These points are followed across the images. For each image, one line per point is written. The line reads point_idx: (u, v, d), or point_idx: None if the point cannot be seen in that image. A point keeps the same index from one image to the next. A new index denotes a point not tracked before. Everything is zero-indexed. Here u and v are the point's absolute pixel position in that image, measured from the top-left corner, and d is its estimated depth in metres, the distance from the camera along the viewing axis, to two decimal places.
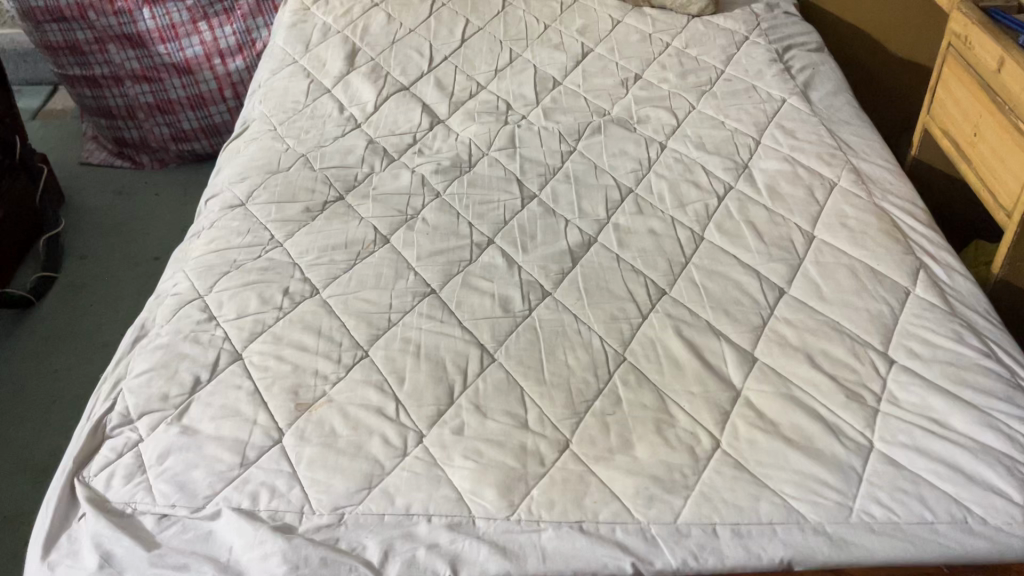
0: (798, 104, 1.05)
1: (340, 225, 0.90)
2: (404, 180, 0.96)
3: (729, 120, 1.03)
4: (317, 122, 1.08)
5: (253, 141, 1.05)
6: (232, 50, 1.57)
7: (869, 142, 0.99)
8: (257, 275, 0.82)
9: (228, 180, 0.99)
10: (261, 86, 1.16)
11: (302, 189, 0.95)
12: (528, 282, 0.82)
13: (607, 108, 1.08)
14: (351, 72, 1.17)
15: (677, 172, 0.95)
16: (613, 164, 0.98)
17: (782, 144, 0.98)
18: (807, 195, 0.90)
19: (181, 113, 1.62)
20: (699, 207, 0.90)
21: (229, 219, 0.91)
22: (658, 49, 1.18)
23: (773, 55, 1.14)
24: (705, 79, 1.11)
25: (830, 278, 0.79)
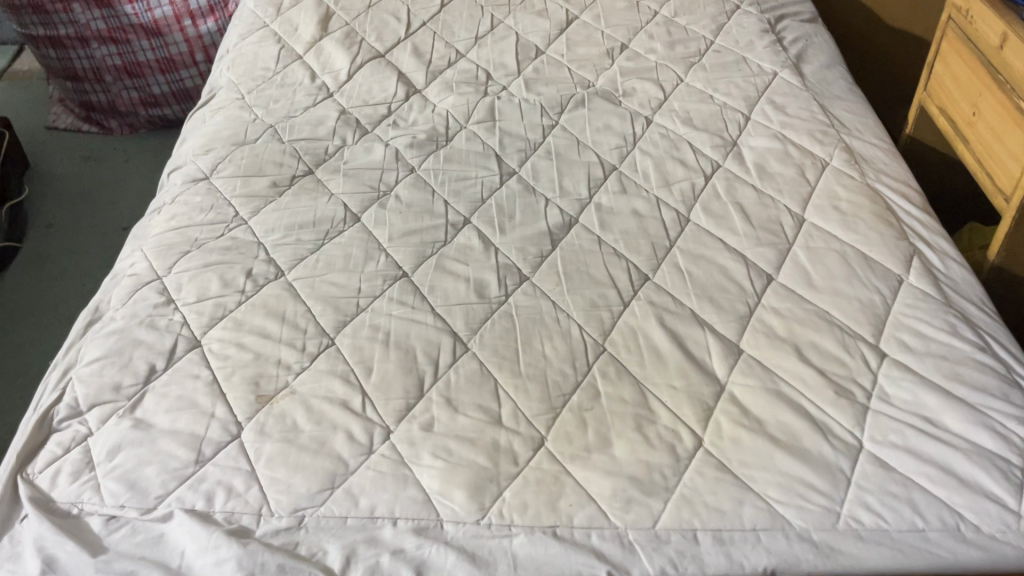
0: (790, 78, 1.00)
1: (309, 201, 0.85)
2: (377, 154, 0.92)
3: (718, 94, 0.99)
4: (288, 90, 1.02)
5: (219, 111, 1.00)
6: (203, 11, 1.51)
7: (863, 119, 0.95)
8: (218, 255, 0.78)
9: (191, 152, 0.94)
10: (229, 51, 1.11)
11: (269, 163, 0.90)
12: (505, 265, 0.78)
13: (592, 79, 1.03)
14: (325, 38, 1.11)
15: (663, 149, 0.91)
16: (596, 140, 0.94)
17: (772, 120, 0.94)
18: (798, 175, 0.86)
19: (151, 77, 1.56)
20: (685, 187, 0.86)
21: (191, 195, 0.87)
22: (646, 18, 1.13)
23: (765, 25, 1.09)
24: (694, 50, 1.06)
25: (820, 265, 0.76)
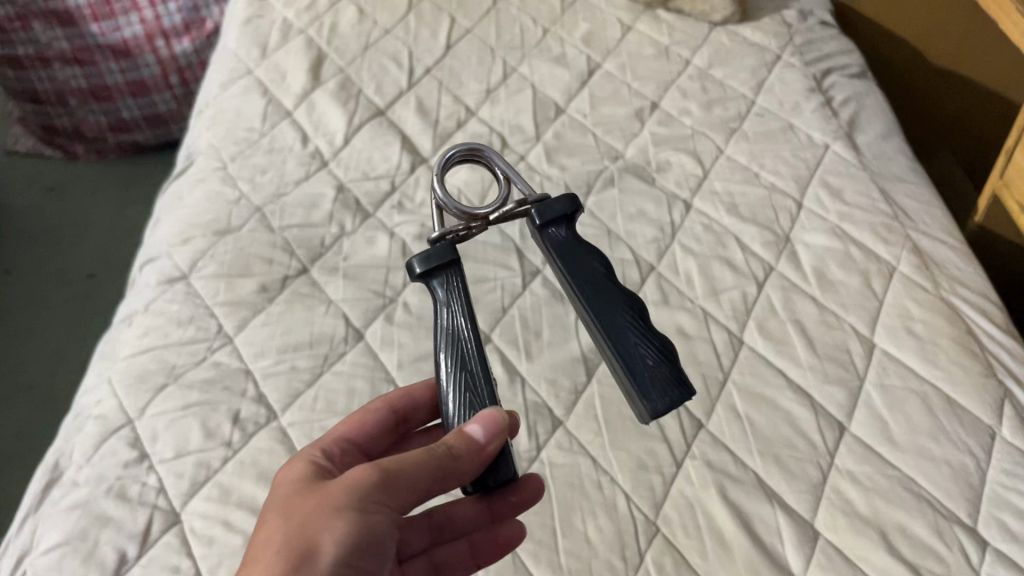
0: (844, 153, 0.89)
1: (303, 312, 0.74)
2: (381, 248, 0.80)
3: (764, 172, 0.88)
4: (276, 159, 0.90)
5: (198, 185, 0.88)
6: (178, 30, 1.38)
7: (929, 206, 0.84)
8: (199, 392, 0.67)
9: (166, 240, 0.82)
10: (209, 105, 0.98)
11: (256, 259, 0.79)
12: (534, 405, 0.67)
13: (620, 149, 0.92)
14: (316, 89, 0.99)
15: (707, 244, 0.80)
16: (630, 229, 0.83)
17: (827, 209, 0.83)
18: (863, 285, 0.76)
19: (120, 101, 1.43)
20: (735, 298, 0.75)
21: (166, 301, 0.75)
22: (677, 68, 1.02)
23: (811, 83, 0.98)
24: (733, 113, 0.95)
25: (898, 410, 0.66)
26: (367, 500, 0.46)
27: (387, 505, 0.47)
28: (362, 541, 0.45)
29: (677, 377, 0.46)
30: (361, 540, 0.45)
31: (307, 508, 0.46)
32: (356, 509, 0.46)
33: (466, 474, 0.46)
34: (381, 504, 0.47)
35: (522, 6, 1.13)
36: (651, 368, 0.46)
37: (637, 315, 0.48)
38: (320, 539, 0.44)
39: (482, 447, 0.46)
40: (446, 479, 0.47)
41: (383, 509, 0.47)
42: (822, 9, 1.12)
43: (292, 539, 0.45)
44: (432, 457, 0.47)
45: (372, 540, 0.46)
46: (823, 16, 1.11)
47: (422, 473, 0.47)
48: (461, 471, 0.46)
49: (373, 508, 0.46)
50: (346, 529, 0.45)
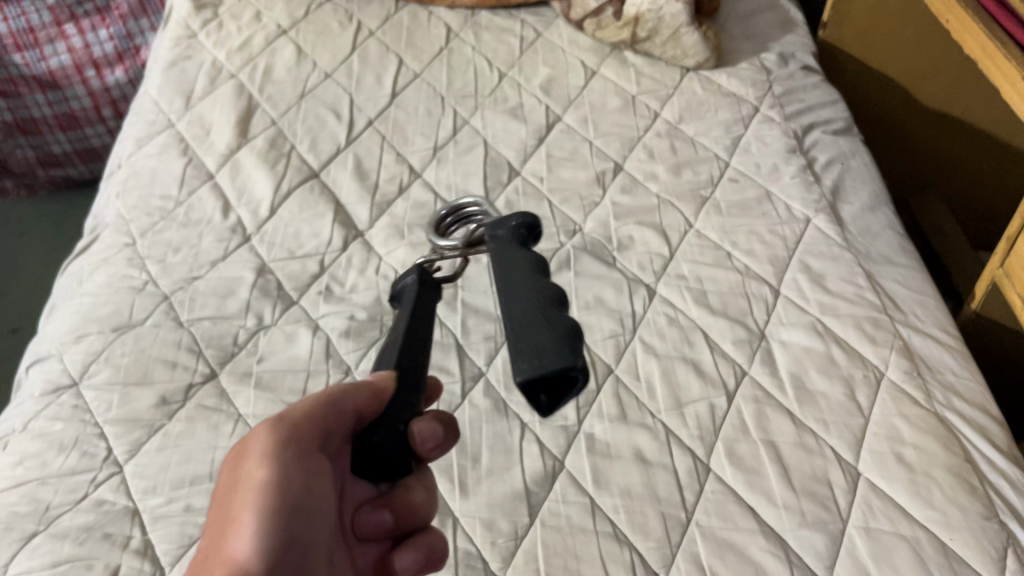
0: (827, 228, 0.80)
1: (206, 432, 0.65)
2: (302, 347, 0.71)
3: (738, 251, 0.79)
4: (191, 234, 0.80)
5: (101, 266, 0.78)
6: (110, 58, 1.28)
7: (921, 293, 0.75)
8: (73, 544, 0.57)
9: (57, 336, 0.72)
10: (122, 165, 0.88)
11: (157, 363, 0.69)
12: (466, 555, 0.58)
13: (578, 221, 0.83)
14: (242, 147, 0.89)
15: (672, 342, 0.71)
16: (586, 321, 0.73)
17: (807, 299, 0.74)
18: (846, 396, 0.67)
19: (49, 136, 1.33)
20: (702, 411, 0.66)
21: (49, 418, 0.66)
22: (643, 122, 0.93)
23: (791, 142, 0.89)
24: (705, 178, 0.86)
25: (886, 563, 0.57)
26: (269, 453, 0.43)
27: (291, 447, 0.44)
28: (277, 488, 0.42)
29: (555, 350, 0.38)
30: (278, 489, 0.42)
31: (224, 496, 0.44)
32: (259, 466, 0.43)
33: (356, 397, 0.44)
34: (285, 446, 0.44)
35: (478, 48, 1.04)
36: (533, 341, 0.38)
37: (547, 298, 0.41)
38: (239, 510, 0.42)
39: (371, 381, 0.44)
40: (332, 405, 0.44)
41: (288, 452, 0.44)
42: (804, 52, 1.03)
43: (218, 521, 0.42)
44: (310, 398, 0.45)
45: (286, 488, 0.43)
46: (805, 60, 1.02)
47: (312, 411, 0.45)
48: (345, 395, 0.44)
49: (274, 458, 0.43)
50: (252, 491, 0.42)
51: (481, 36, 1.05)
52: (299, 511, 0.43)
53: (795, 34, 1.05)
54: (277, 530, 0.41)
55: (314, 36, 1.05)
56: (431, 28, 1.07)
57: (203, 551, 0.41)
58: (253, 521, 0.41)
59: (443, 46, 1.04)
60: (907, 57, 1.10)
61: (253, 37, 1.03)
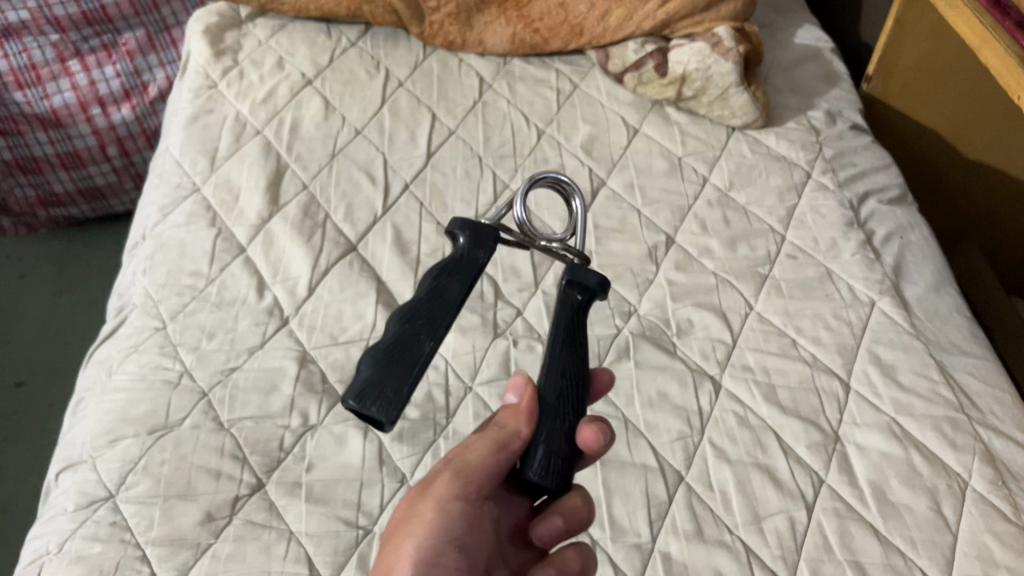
0: (894, 313, 0.77)
1: (258, 554, 0.61)
2: (353, 452, 0.67)
3: (803, 338, 0.75)
4: (225, 316, 0.76)
5: (131, 356, 0.73)
6: (116, 96, 1.22)
7: (996, 388, 0.73)
8: None
9: (88, 438, 0.67)
10: (147, 237, 0.83)
11: (200, 472, 0.65)
12: None
13: (633, 302, 0.78)
14: (274, 216, 0.84)
15: (744, 445, 0.68)
16: (652, 420, 0.69)
17: (881, 396, 0.71)
18: (932, 510, 0.64)
19: (50, 174, 1.27)
20: (782, 527, 0.63)
21: (86, 538, 0.61)
22: (693, 188, 0.89)
23: (848, 215, 0.86)
24: (761, 253, 0.82)
25: None
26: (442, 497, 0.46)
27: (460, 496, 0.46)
28: (440, 530, 0.46)
29: (392, 394, 0.43)
30: (443, 531, 0.46)
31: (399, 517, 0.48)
32: (428, 511, 0.46)
33: (522, 431, 0.46)
34: (454, 497, 0.46)
35: (513, 100, 0.99)
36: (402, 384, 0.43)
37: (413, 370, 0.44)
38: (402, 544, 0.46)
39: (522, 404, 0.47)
40: (506, 449, 0.46)
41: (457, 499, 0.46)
42: (851, 108, 1.00)
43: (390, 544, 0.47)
44: (488, 438, 0.46)
45: (449, 533, 0.46)
46: (852, 118, 0.99)
47: (484, 457, 0.46)
48: (516, 431, 0.46)
49: (448, 503, 0.46)
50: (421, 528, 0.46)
51: (515, 87, 1.01)
52: (460, 548, 0.46)
53: (840, 89, 1.02)
54: (436, 569, 0.45)
55: (341, 85, 0.98)
56: (463, 77, 1.01)
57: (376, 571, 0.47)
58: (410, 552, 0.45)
59: (477, 97, 0.99)
60: (933, 107, 1.07)
61: (276, 85, 0.97)
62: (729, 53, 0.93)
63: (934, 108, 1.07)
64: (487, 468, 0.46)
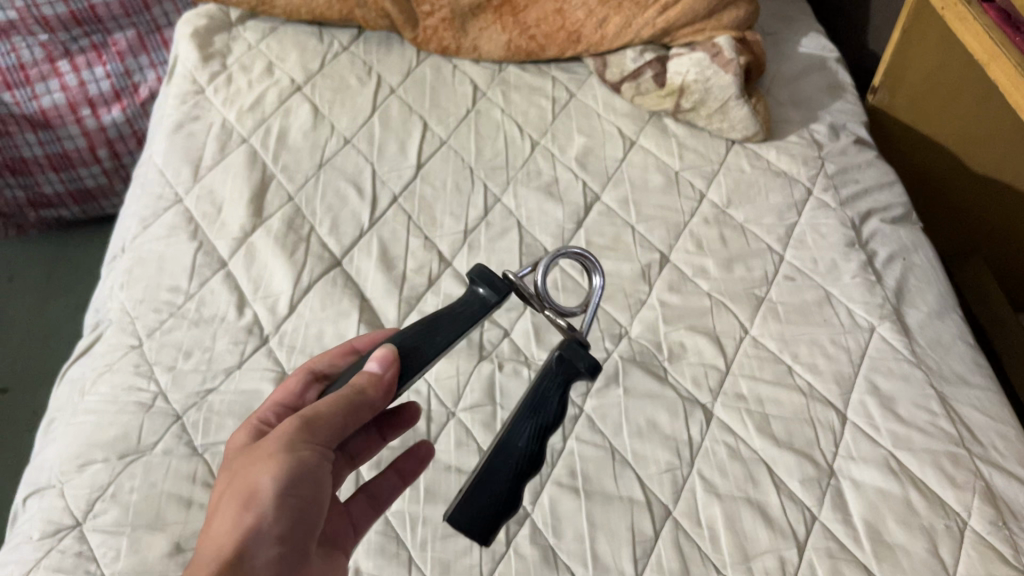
0: (895, 340, 0.74)
1: None
2: None
3: (799, 365, 0.73)
4: (203, 334, 0.74)
5: (105, 375, 0.71)
6: (106, 97, 1.19)
7: (999, 421, 0.70)
8: None
9: (57, 463, 0.66)
10: (126, 250, 0.81)
11: (170, 500, 0.62)
12: None
13: (624, 324, 0.76)
14: (258, 229, 0.82)
15: (735, 479, 0.65)
16: (640, 451, 0.67)
17: (878, 428, 0.68)
18: (929, 552, 0.62)
19: (40, 175, 1.25)
20: (772, 567, 0.61)
21: (50, 570, 0.59)
22: (689, 205, 0.86)
23: (850, 235, 0.83)
24: (759, 274, 0.80)
25: None
26: (295, 441, 0.46)
27: (313, 444, 0.47)
28: (298, 472, 0.45)
29: (493, 521, 0.45)
30: (300, 475, 0.45)
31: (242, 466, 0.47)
32: (283, 451, 0.45)
33: (373, 395, 0.48)
34: (305, 440, 0.46)
35: (507, 109, 0.96)
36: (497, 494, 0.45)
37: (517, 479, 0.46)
38: (256, 479, 0.44)
39: (383, 374, 0.49)
40: (357, 406, 0.48)
41: (310, 445, 0.46)
42: (855, 121, 0.97)
43: (237, 491, 0.45)
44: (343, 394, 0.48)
45: (304, 477, 0.46)
46: (857, 132, 0.96)
47: (334, 410, 0.48)
48: (370, 392, 0.48)
49: (300, 446, 0.46)
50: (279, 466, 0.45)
51: (509, 96, 0.98)
52: (309, 500, 0.46)
53: (844, 101, 0.99)
54: (287, 509, 0.45)
55: (331, 92, 0.96)
56: (456, 85, 0.99)
57: (223, 513, 0.44)
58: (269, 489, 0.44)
59: (471, 105, 0.97)
60: (942, 118, 1.03)
61: (265, 92, 0.95)
62: (729, 64, 0.90)
63: (944, 120, 1.03)
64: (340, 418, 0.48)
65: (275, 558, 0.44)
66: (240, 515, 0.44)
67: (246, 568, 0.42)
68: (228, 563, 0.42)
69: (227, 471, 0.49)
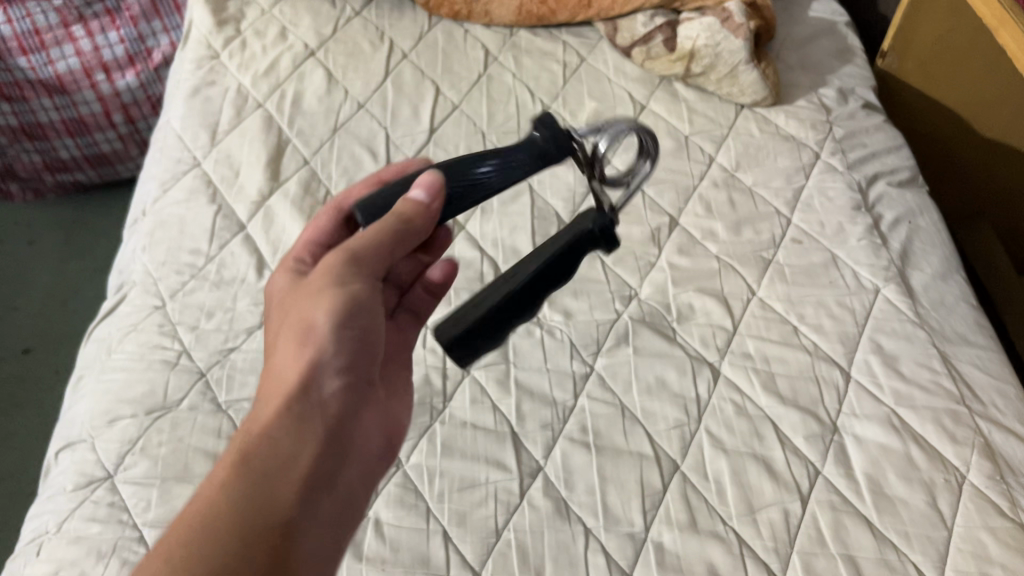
0: (899, 301, 0.76)
1: None
2: None
3: (805, 325, 0.75)
4: (224, 295, 0.76)
5: (130, 334, 0.73)
6: (120, 62, 1.20)
7: (999, 381, 0.72)
8: None
9: (87, 419, 0.68)
10: (147, 214, 0.83)
11: (197, 455, 0.65)
12: None
13: (634, 286, 0.77)
14: (275, 193, 0.84)
15: (741, 435, 0.67)
16: (649, 408, 0.69)
17: (880, 386, 0.70)
18: (928, 504, 0.64)
19: (57, 140, 1.26)
20: (776, 519, 0.63)
21: (84, 519, 0.62)
22: (698, 168, 0.87)
23: (856, 198, 0.84)
24: (766, 237, 0.81)
25: None
26: (345, 275, 0.48)
27: (362, 275, 0.48)
28: (350, 307, 0.47)
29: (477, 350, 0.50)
30: (350, 311, 0.47)
31: (303, 298, 0.49)
32: (334, 285, 0.47)
33: (416, 227, 0.48)
34: (354, 277, 0.48)
35: (519, 73, 0.97)
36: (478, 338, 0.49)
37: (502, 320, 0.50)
38: (312, 314, 0.47)
39: (427, 203, 0.49)
40: (403, 240, 0.49)
41: (360, 279, 0.48)
42: (864, 86, 0.98)
43: (293, 323, 0.48)
44: (392, 220, 0.48)
45: (359, 311, 0.48)
46: (865, 97, 0.97)
47: (379, 241, 0.48)
48: (415, 225, 0.48)
49: (349, 284, 0.48)
50: (337, 306, 0.47)
51: (521, 61, 0.98)
52: (364, 333, 0.49)
53: (854, 65, 0.99)
54: (341, 349, 0.47)
55: (344, 57, 0.96)
56: (468, 49, 0.99)
57: (286, 349, 0.47)
58: (320, 331, 0.47)
59: (483, 70, 0.97)
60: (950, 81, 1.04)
61: (279, 56, 0.96)
62: (740, 29, 0.90)
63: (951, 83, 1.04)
64: (383, 250, 0.48)
65: (339, 389, 0.47)
66: (302, 359, 0.47)
67: (314, 403, 0.46)
68: (294, 396, 0.45)
69: (286, 301, 0.51)
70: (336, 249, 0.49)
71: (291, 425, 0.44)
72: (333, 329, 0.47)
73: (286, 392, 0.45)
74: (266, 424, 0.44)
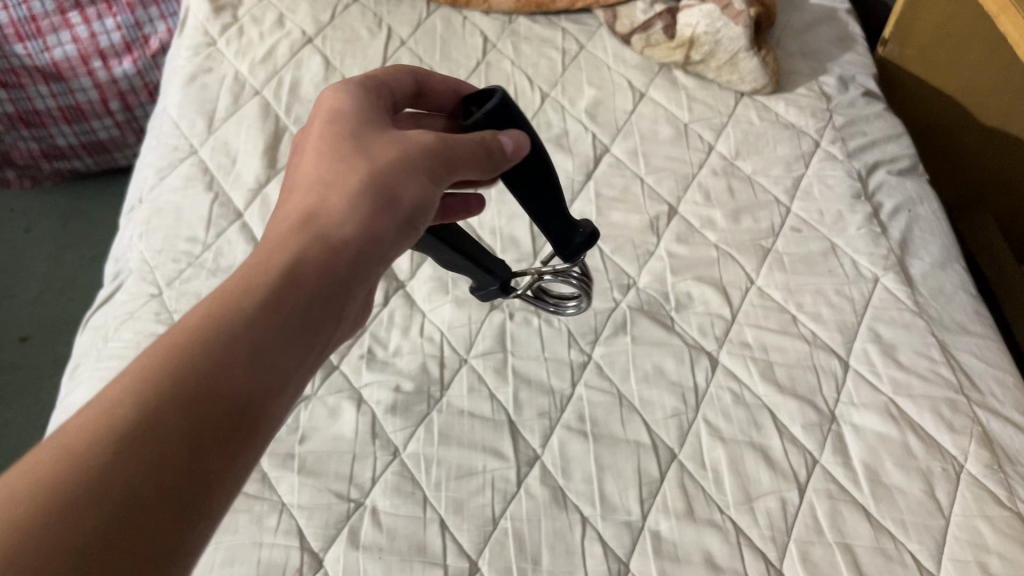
0: (898, 290, 0.76)
1: (249, 526, 0.61)
2: (346, 424, 0.67)
3: (804, 314, 0.74)
4: (221, 283, 0.76)
5: (126, 322, 0.73)
6: (117, 49, 1.18)
7: (999, 370, 0.72)
8: None
9: (83, 407, 0.68)
10: (143, 201, 0.83)
11: None
12: None
13: (632, 275, 0.77)
14: (272, 181, 0.83)
15: (739, 424, 0.67)
16: (646, 397, 0.69)
17: (879, 375, 0.70)
18: (926, 494, 0.64)
19: (54, 127, 1.25)
20: (774, 507, 0.63)
21: None
22: (698, 156, 0.87)
23: (856, 186, 0.84)
24: (765, 225, 0.81)
25: None
26: (430, 172, 0.47)
27: (439, 183, 0.48)
28: (420, 202, 0.47)
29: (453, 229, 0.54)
30: (417, 207, 0.47)
31: (384, 159, 0.46)
32: (421, 178, 0.46)
33: (499, 166, 0.49)
34: (433, 177, 0.47)
35: (517, 60, 0.96)
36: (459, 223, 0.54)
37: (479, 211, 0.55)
38: (393, 189, 0.46)
39: (514, 161, 0.50)
40: (487, 170, 0.49)
41: (437, 183, 0.47)
42: (864, 73, 0.97)
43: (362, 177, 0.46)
44: (488, 152, 0.49)
45: (423, 209, 0.47)
46: (866, 84, 0.96)
47: (471, 157, 0.48)
48: (496, 167, 0.49)
49: (427, 184, 0.47)
50: (413, 198, 0.46)
51: (520, 48, 0.98)
52: (413, 229, 0.48)
53: (854, 53, 0.99)
54: (393, 237, 0.46)
55: (342, 44, 0.96)
56: (467, 36, 0.98)
57: (346, 201, 0.45)
58: (394, 214, 0.46)
59: (481, 56, 0.97)
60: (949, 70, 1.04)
61: (276, 43, 0.95)
62: (740, 15, 0.90)
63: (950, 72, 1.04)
64: (467, 168, 0.48)
65: (372, 271, 0.46)
66: (359, 222, 0.45)
67: (351, 275, 0.44)
68: (336, 260, 0.43)
69: (351, 137, 0.48)
70: (433, 136, 0.47)
71: (323, 292, 0.42)
72: (399, 213, 0.46)
73: (334, 256, 0.43)
74: (307, 277, 0.42)
